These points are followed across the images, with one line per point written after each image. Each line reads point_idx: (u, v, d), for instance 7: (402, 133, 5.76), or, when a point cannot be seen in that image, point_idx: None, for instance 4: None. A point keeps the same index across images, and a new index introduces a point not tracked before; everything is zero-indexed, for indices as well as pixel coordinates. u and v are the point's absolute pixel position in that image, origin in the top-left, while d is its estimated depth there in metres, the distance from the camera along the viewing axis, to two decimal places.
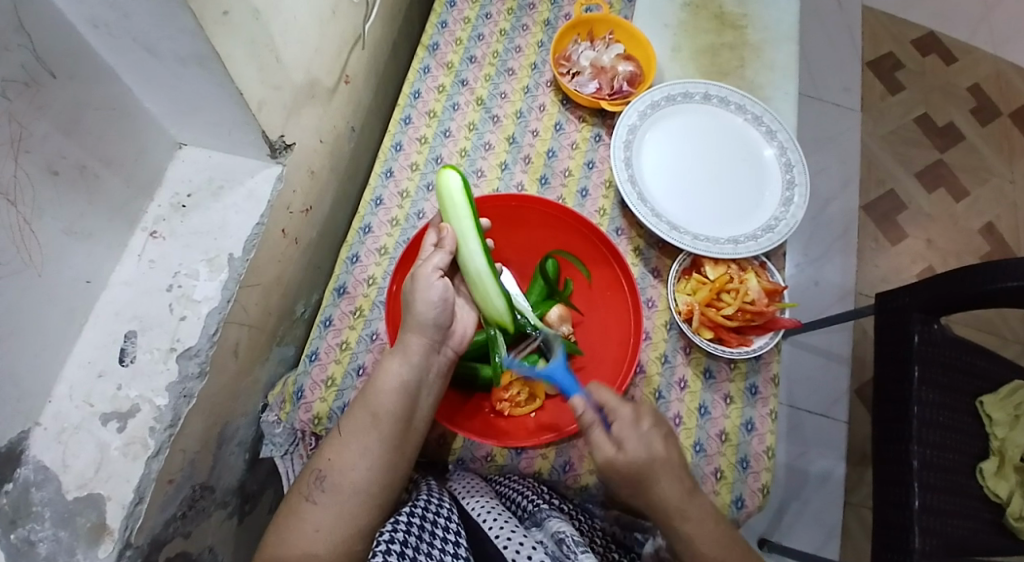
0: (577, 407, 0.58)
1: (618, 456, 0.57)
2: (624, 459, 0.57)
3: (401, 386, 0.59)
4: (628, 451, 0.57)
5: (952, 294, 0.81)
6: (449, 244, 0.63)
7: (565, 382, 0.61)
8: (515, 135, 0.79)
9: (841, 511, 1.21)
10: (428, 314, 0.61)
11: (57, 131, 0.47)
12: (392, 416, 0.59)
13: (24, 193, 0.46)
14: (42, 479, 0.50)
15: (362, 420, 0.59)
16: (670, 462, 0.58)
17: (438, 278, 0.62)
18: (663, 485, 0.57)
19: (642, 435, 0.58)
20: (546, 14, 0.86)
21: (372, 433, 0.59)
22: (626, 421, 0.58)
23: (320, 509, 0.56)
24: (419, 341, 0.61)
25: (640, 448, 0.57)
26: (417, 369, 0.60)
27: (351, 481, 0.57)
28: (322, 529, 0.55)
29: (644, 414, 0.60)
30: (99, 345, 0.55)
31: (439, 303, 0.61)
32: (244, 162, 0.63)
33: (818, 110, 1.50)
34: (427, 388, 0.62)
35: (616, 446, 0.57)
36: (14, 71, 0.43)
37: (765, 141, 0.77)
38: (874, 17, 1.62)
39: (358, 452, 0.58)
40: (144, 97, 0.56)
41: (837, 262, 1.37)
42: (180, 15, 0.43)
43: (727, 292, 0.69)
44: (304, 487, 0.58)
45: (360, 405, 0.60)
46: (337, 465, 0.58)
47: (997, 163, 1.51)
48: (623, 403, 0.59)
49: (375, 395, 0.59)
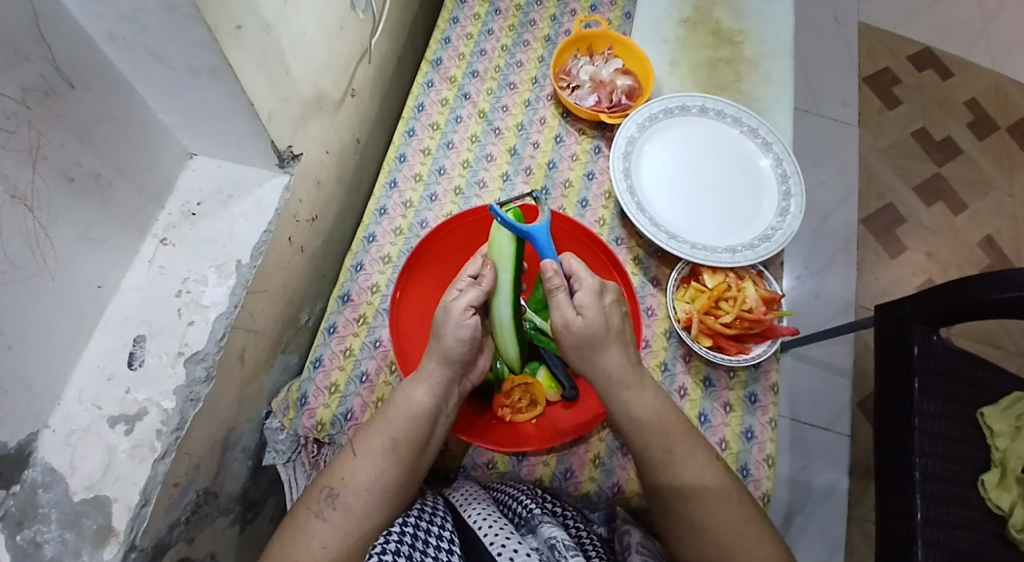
0: (548, 270, 0.60)
1: (575, 319, 0.61)
2: (580, 322, 0.61)
3: (423, 415, 0.61)
4: (586, 316, 0.61)
5: (950, 303, 0.82)
6: (484, 285, 0.62)
7: (544, 244, 0.61)
8: (517, 147, 0.81)
9: (845, 525, 1.21)
10: (457, 351, 0.61)
11: (72, 140, 0.49)
12: (409, 442, 0.60)
13: (40, 199, 0.47)
14: (49, 480, 0.51)
15: (381, 443, 0.60)
16: (622, 335, 0.63)
17: (470, 319, 0.61)
18: (611, 353, 0.61)
19: (602, 305, 0.62)
20: (547, 31, 0.89)
21: (391, 458, 0.60)
22: (588, 288, 0.62)
23: (329, 526, 0.57)
24: (443, 371, 0.62)
25: (597, 315, 0.61)
26: (437, 400, 0.62)
27: (363, 501, 0.58)
28: (330, 546, 0.56)
29: (608, 290, 0.64)
30: (108, 349, 0.56)
31: (468, 341, 0.61)
32: (252, 172, 0.65)
33: (816, 124, 1.52)
34: (443, 417, 0.63)
35: (576, 310, 0.61)
36: (34, 82, 0.45)
37: (761, 153, 0.78)
38: (871, 33, 1.65)
39: (374, 475, 0.59)
40: (157, 108, 0.57)
41: (838, 275, 1.37)
42: (194, 28, 0.45)
43: (725, 299, 0.70)
44: (312, 503, 0.58)
45: (380, 429, 0.61)
46: (350, 485, 0.59)
47: (996, 176, 1.52)
48: (590, 276, 0.63)
49: (395, 420, 0.61)
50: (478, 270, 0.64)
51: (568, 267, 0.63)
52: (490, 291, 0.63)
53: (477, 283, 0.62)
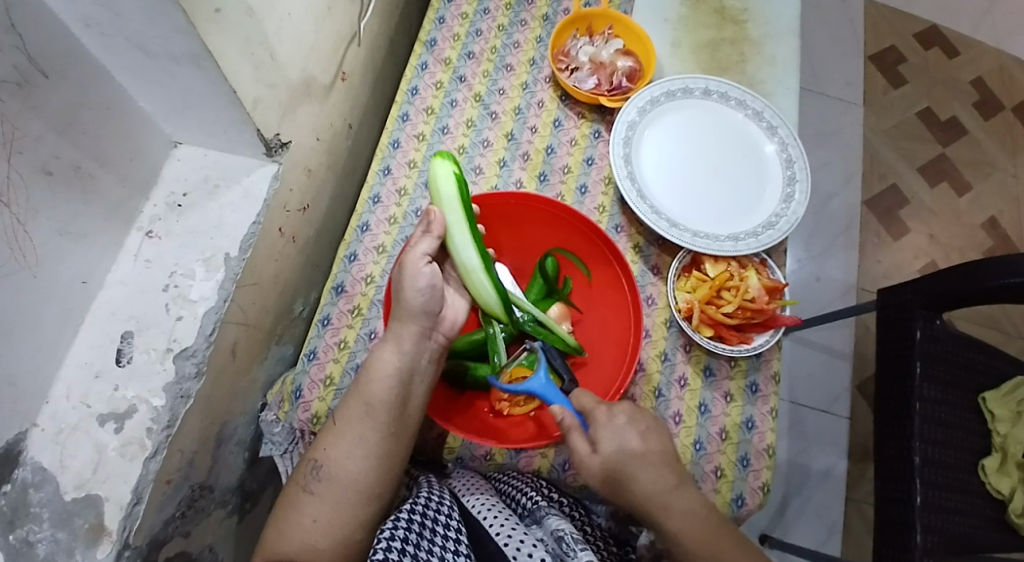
0: (558, 417, 0.60)
1: (592, 458, 0.59)
2: (598, 461, 0.58)
3: (396, 375, 0.60)
4: (602, 450, 0.58)
5: (954, 290, 0.80)
6: (437, 230, 0.62)
7: (548, 394, 0.62)
8: (514, 132, 0.78)
9: (842, 507, 1.21)
10: (418, 302, 0.61)
11: (50, 131, 0.47)
12: (385, 405, 0.59)
13: (18, 194, 0.45)
14: (40, 480, 0.50)
15: (358, 409, 0.59)
16: (653, 461, 0.58)
17: (426, 264, 0.61)
18: (639, 473, 0.58)
19: (619, 430, 0.59)
20: (545, 10, 0.86)
21: (368, 423, 0.59)
22: (602, 423, 0.59)
23: (316, 499, 0.57)
24: (412, 329, 0.61)
25: (615, 444, 0.58)
26: (410, 357, 0.61)
27: (347, 471, 0.58)
28: (320, 519, 0.56)
29: (620, 409, 0.60)
30: (96, 345, 0.55)
31: (427, 290, 0.61)
32: (240, 161, 0.63)
33: (820, 104, 1.49)
34: (420, 375, 0.62)
35: (592, 446, 0.59)
36: (7, 71, 0.43)
37: (765, 137, 0.76)
38: (876, 10, 1.61)
39: (354, 443, 0.58)
40: (138, 96, 0.55)
41: (839, 257, 1.36)
42: (171, 13, 0.43)
43: (727, 289, 0.68)
44: (300, 478, 0.59)
45: (355, 395, 0.60)
46: (332, 456, 0.58)
47: (1000, 156, 1.50)
48: (597, 404, 0.60)
49: (369, 384, 0.60)
50: (423, 224, 0.64)
51: (563, 422, 0.59)
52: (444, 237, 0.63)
53: (428, 232, 0.63)
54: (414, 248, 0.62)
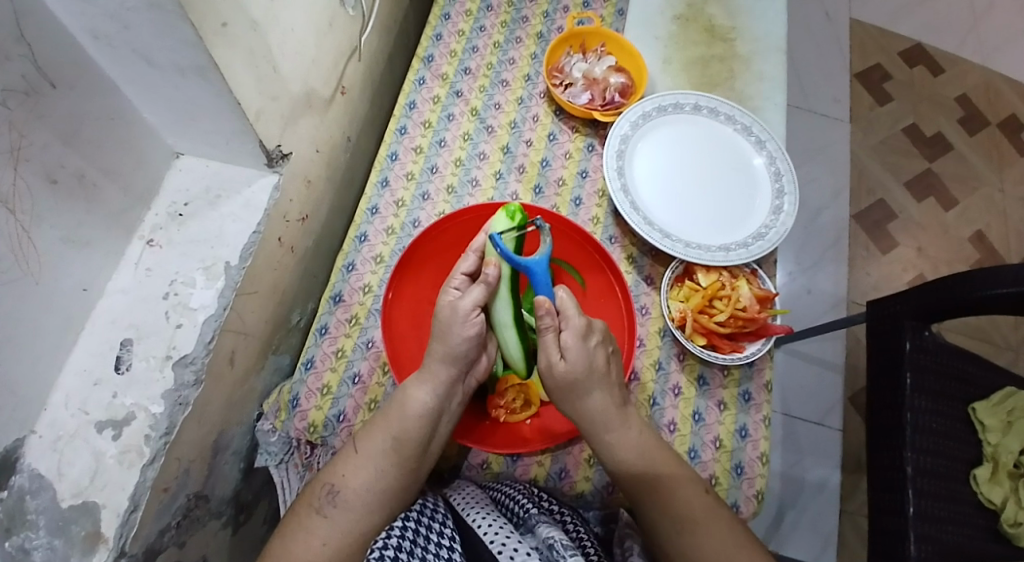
0: (541, 309, 0.59)
1: (559, 364, 0.61)
2: (563, 367, 0.61)
3: (426, 415, 0.60)
4: (568, 360, 0.60)
5: (941, 299, 0.82)
6: (488, 282, 0.59)
7: (541, 280, 0.58)
8: (510, 145, 0.80)
9: (837, 519, 1.21)
10: (462, 349, 0.61)
11: (56, 140, 0.48)
12: (412, 443, 0.60)
13: (23, 201, 0.46)
14: (36, 487, 0.50)
15: (384, 442, 0.60)
16: (607, 378, 0.62)
17: (478, 318, 0.60)
18: (597, 397, 0.61)
19: (588, 349, 0.61)
20: (539, 27, 0.88)
21: (393, 457, 0.59)
22: (576, 328, 0.60)
23: (330, 524, 0.57)
24: (449, 371, 0.61)
25: (582, 361, 0.60)
26: (441, 398, 0.61)
27: (364, 500, 0.58)
28: (330, 544, 0.56)
29: (595, 331, 0.62)
30: (95, 352, 0.55)
31: (473, 339, 0.61)
32: (241, 172, 0.64)
33: (808, 121, 1.52)
34: (446, 416, 0.63)
35: (561, 354, 0.61)
36: (16, 81, 0.44)
37: (755, 150, 0.78)
38: (861, 29, 1.65)
39: (376, 475, 0.59)
40: (143, 108, 0.56)
41: (829, 270, 1.38)
42: (180, 27, 0.44)
43: (719, 298, 0.70)
44: (313, 499, 0.58)
45: (382, 427, 0.60)
46: (350, 483, 0.58)
47: (985, 171, 1.53)
48: (579, 314, 0.61)
49: (399, 420, 0.60)
50: (473, 267, 0.62)
51: (559, 302, 0.60)
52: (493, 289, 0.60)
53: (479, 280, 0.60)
54: (465, 296, 0.60)
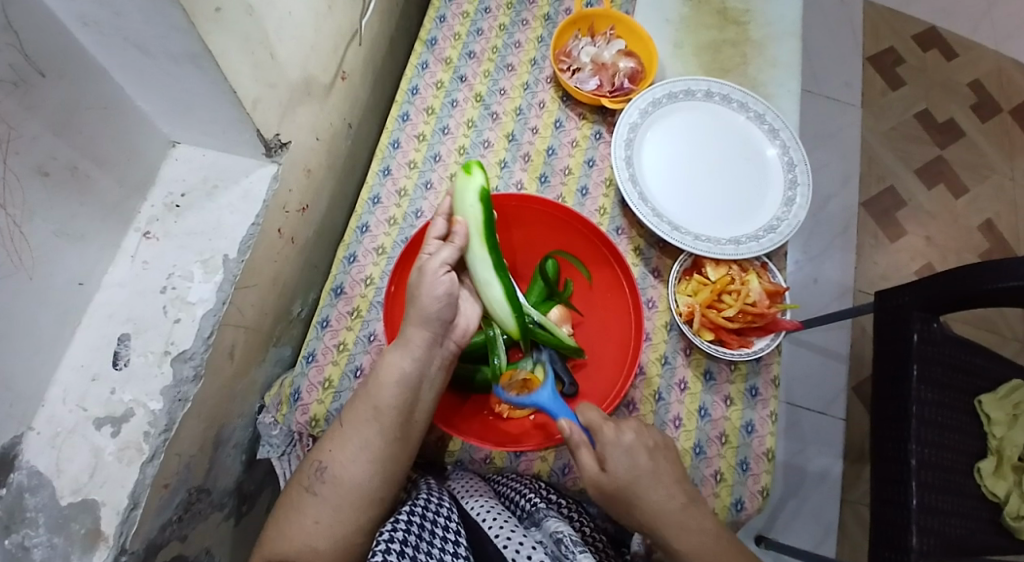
0: (566, 431, 0.58)
1: (603, 475, 0.57)
2: (609, 478, 0.57)
3: (404, 381, 0.58)
4: (612, 469, 0.57)
5: (952, 293, 0.80)
6: (460, 240, 0.62)
7: (553, 409, 0.60)
8: (515, 132, 0.78)
9: (838, 508, 1.22)
10: (433, 309, 0.60)
11: (47, 131, 0.46)
12: (393, 411, 0.58)
13: (14, 195, 0.45)
14: (35, 484, 0.49)
15: (365, 413, 0.58)
16: (656, 472, 0.58)
17: (445, 273, 0.61)
18: (651, 498, 0.57)
19: (630, 450, 0.58)
20: (546, 10, 0.85)
21: (373, 426, 0.58)
22: (613, 439, 0.58)
23: (320, 501, 0.57)
24: (424, 334, 0.60)
25: (625, 466, 0.57)
26: (420, 363, 0.59)
27: (352, 475, 0.57)
28: (322, 522, 0.56)
29: (628, 427, 0.59)
30: (92, 348, 0.54)
31: (444, 298, 0.60)
32: (239, 162, 0.62)
33: (818, 106, 1.49)
34: (428, 381, 0.61)
35: (601, 463, 0.58)
36: (4, 70, 0.42)
37: (767, 140, 0.76)
38: (875, 11, 1.61)
39: (360, 448, 0.58)
40: (137, 97, 0.55)
41: (837, 258, 1.36)
42: (173, 14, 0.42)
43: (728, 293, 0.68)
44: (304, 478, 0.58)
45: (363, 399, 0.59)
46: (337, 458, 0.58)
47: (997, 159, 1.50)
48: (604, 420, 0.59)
49: (378, 389, 0.59)
50: (444, 230, 0.64)
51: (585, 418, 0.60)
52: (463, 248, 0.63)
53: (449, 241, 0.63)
54: (433, 256, 0.62)
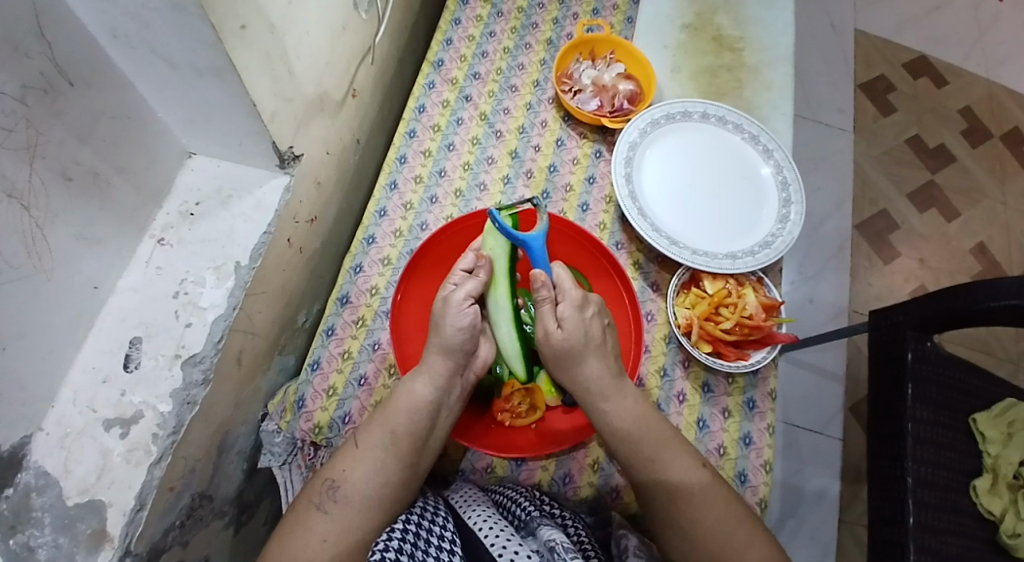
0: (537, 282, 0.62)
1: (555, 332, 0.62)
2: (559, 335, 0.62)
3: (422, 408, 0.60)
4: (566, 328, 0.62)
5: (944, 310, 0.82)
6: (483, 274, 0.62)
7: (539, 256, 0.61)
8: (518, 150, 0.80)
9: (836, 528, 1.21)
10: (456, 340, 0.61)
11: (71, 137, 0.48)
12: (409, 436, 0.60)
13: (38, 197, 0.46)
14: (43, 484, 0.50)
15: (383, 436, 0.60)
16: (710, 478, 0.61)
17: (470, 308, 0.62)
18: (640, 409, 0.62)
19: (584, 320, 0.63)
20: (549, 34, 0.88)
21: (390, 451, 0.59)
22: (571, 301, 0.63)
23: (329, 519, 0.56)
24: (445, 363, 0.62)
25: (578, 329, 0.62)
26: (440, 393, 0.61)
27: (363, 494, 0.58)
28: (330, 540, 0.55)
29: (590, 302, 0.64)
30: (104, 350, 0.55)
31: (467, 328, 0.62)
32: (252, 172, 0.64)
33: (812, 131, 1.53)
34: (446, 410, 0.63)
35: (558, 322, 0.63)
36: (34, 78, 0.44)
37: (762, 160, 0.78)
38: (867, 41, 1.66)
39: (374, 467, 0.59)
40: (158, 107, 0.57)
41: (831, 279, 1.38)
42: (199, 28, 0.44)
43: (726, 306, 0.70)
44: (314, 495, 0.58)
45: (380, 423, 0.60)
46: (349, 479, 0.58)
47: (988, 184, 1.54)
48: (575, 287, 0.63)
49: (395, 414, 0.60)
50: (472, 263, 0.64)
51: (555, 276, 0.63)
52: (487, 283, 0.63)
53: (474, 273, 0.63)
54: (459, 287, 0.62)
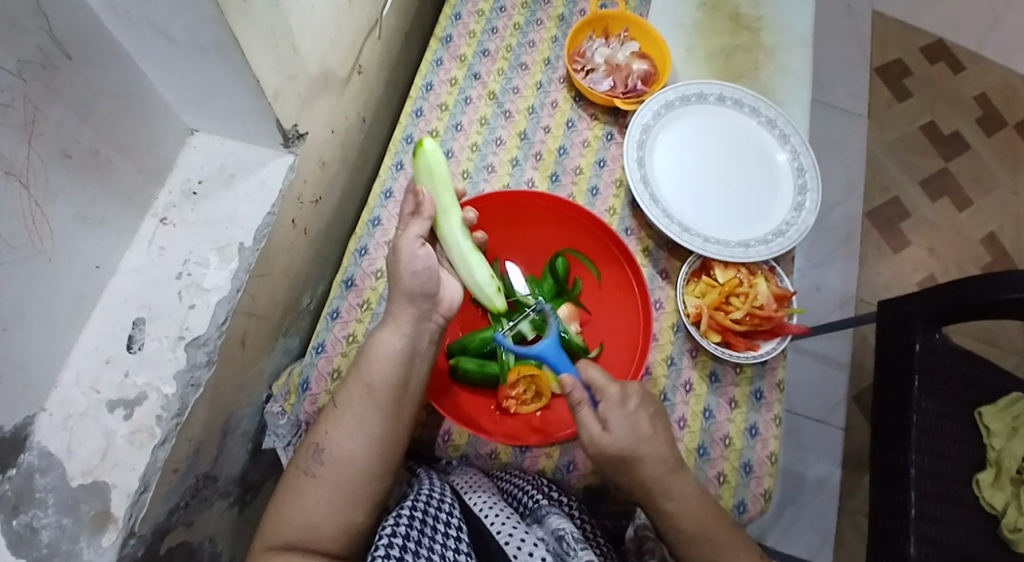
0: (566, 386, 0.58)
1: (602, 437, 0.57)
2: (608, 440, 0.57)
3: (396, 357, 0.59)
4: (612, 431, 0.57)
5: (956, 302, 0.81)
6: (427, 213, 0.61)
7: (556, 360, 0.61)
8: (527, 131, 0.79)
9: (836, 516, 1.22)
10: (415, 285, 0.60)
11: (70, 115, 0.47)
12: (387, 386, 0.58)
13: (37, 176, 0.45)
14: (46, 465, 0.50)
15: (359, 390, 0.59)
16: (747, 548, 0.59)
17: (421, 248, 0.60)
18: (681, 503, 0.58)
19: (629, 415, 0.58)
20: (561, 11, 0.86)
21: (368, 404, 0.58)
22: (613, 401, 0.58)
23: (319, 481, 0.56)
24: (409, 311, 0.61)
25: (625, 428, 0.57)
26: (410, 340, 0.60)
27: (349, 452, 0.57)
28: (322, 502, 0.55)
29: (632, 394, 0.59)
30: (106, 332, 0.54)
31: (423, 273, 0.60)
32: (256, 151, 0.63)
33: (825, 115, 1.50)
34: (420, 357, 0.62)
35: (603, 426, 0.57)
36: (31, 53, 0.42)
37: (778, 145, 0.76)
38: (884, 23, 1.62)
39: (356, 422, 0.58)
40: (159, 83, 0.55)
41: (839, 268, 1.37)
42: (200, 2, 0.43)
43: (736, 295, 0.69)
44: (301, 462, 0.57)
45: (355, 378, 0.59)
46: (334, 437, 0.57)
47: (1001, 173, 1.51)
48: (611, 384, 0.58)
49: (369, 366, 0.59)
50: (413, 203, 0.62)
51: (587, 377, 0.59)
52: (433, 220, 0.62)
53: (419, 213, 0.61)
54: (407, 231, 0.61)
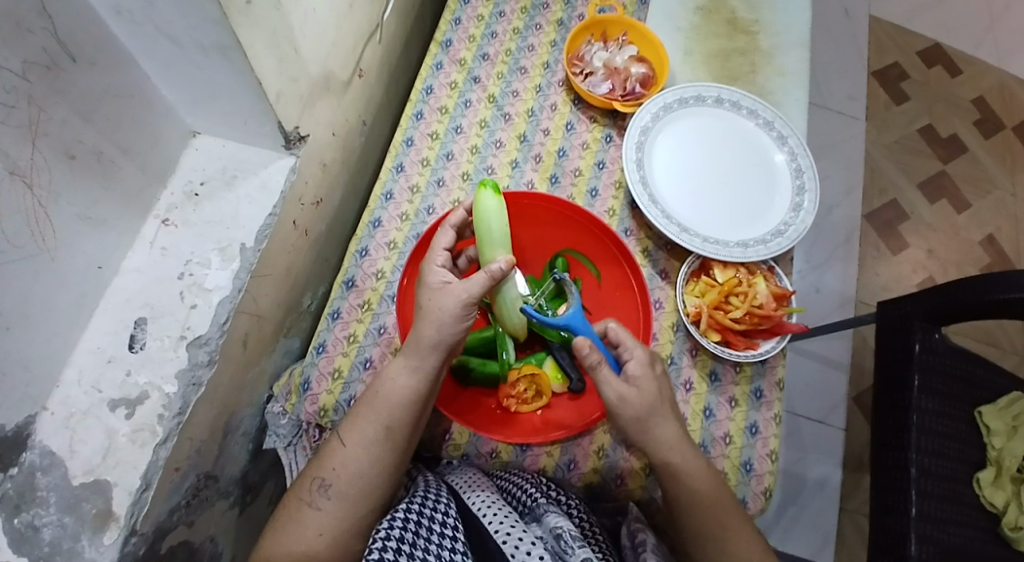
0: (584, 349, 0.57)
1: (633, 392, 0.59)
2: (639, 395, 0.59)
3: (414, 400, 0.58)
4: (642, 388, 0.59)
5: (954, 302, 0.81)
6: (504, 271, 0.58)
7: (581, 328, 0.61)
8: (526, 133, 0.79)
9: (837, 516, 1.22)
10: (453, 338, 0.58)
11: (73, 116, 0.47)
12: (401, 427, 0.58)
13: (41, 176, 0.46)
14: (48, 463, 0.50)
15: (374, 432, 0.58)
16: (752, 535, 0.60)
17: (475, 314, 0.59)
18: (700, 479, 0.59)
19: (655, 375, 0.61)
20: (559, 14, 0.87)
21: (383, 445, 0.58)
22: (640, 358, 0.61)
23: (323, 515, 0.56)
24: (435, 358, 0.59)
25: (652, 384, 0.60)
26: (430, 382, 0.60)
27: (358, 489, 0.57)
28: (325, 534, 0.56)
29: (654, 359, 0.63)
30: (108, 331, 0.55)
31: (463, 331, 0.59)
32: (257, 153, 0.63)
33: (823, 119, 1.51)
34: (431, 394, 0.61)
35: (631, 381, 0.60)
36: (35, 54, 0.43)
37: (775, 147, 0.77)
38: (881, 27, 1.63)
39: (367, 463, 0.57)
40: (161, 85, 0.56)
41: (838, 270, 1.37)
42: (204, 4, 0.43)
43: (736, 295, 0.69)
44: (304, 493, 0.57)
45: (371, 418, 0.58)
46: (343, 475, 0.57)
47: (999, 174, 1.52)
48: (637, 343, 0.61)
49: (386, 408, 0.58)
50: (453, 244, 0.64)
51: (615, 335, 0.61)
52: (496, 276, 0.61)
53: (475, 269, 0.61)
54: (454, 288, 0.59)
